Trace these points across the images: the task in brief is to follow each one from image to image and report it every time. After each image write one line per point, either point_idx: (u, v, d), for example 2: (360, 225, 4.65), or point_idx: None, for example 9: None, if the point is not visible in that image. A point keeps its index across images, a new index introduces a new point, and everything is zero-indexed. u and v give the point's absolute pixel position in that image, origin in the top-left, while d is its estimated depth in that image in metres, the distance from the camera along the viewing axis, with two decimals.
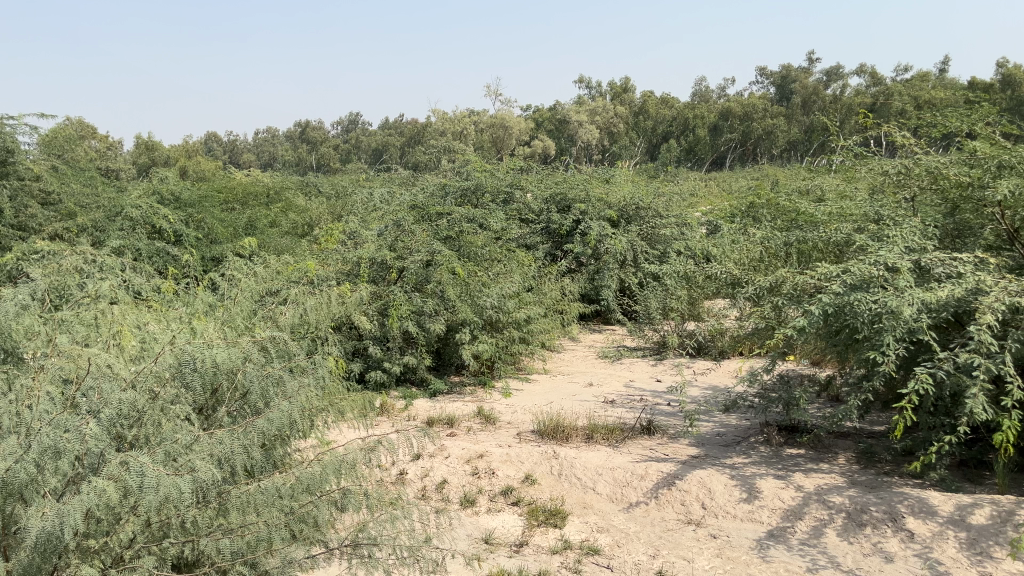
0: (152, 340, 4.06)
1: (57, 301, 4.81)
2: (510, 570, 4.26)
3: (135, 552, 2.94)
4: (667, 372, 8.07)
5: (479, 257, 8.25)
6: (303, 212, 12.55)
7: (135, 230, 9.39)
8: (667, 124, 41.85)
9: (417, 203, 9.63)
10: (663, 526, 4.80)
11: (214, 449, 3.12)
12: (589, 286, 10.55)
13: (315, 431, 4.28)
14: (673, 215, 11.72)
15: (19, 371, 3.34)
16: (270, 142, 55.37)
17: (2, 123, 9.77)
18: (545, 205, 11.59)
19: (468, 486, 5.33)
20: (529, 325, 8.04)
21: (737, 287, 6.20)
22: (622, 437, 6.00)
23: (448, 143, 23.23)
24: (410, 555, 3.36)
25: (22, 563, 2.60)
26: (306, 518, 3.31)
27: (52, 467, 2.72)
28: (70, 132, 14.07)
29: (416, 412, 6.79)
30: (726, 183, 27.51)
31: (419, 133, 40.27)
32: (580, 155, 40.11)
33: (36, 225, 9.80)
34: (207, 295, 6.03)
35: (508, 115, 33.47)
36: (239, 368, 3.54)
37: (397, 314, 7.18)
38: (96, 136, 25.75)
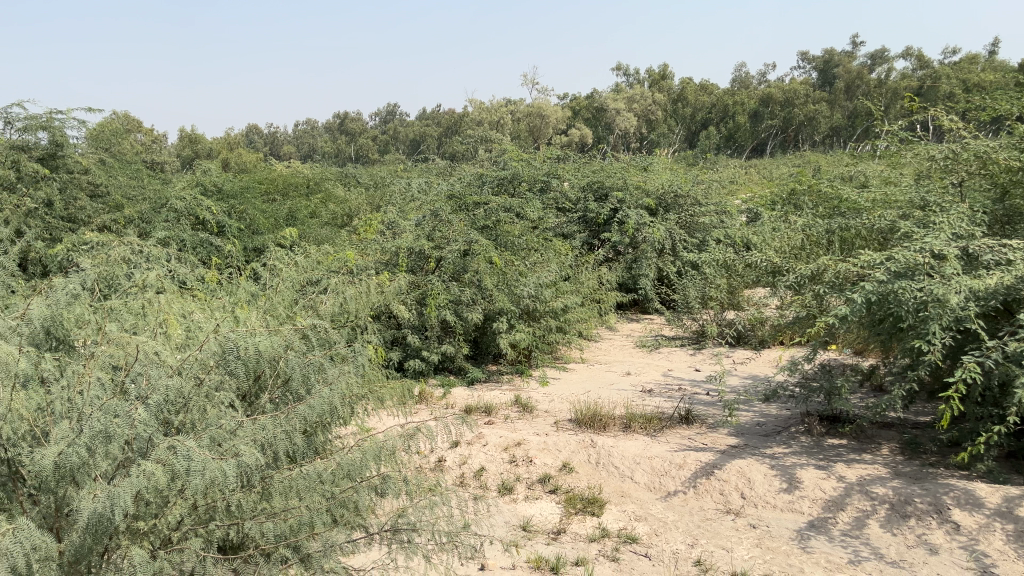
0: (196, 329, 4.14)
1: (105, 290, 4.93)
2: (548, 557, 4.29)
3: (183, 534, 3.03)
4: (707, 362, 8.00)
5: (516, 247, 8.27)
6: (343, 203, 12.69)
7: (179, 221, 9.64)
8: (707, 111, 41.31)
9: (454, 193, 9.66)
10: (702, 515, 4.78)
11: (258, 434, 3.19)
12: (626, 275, 10.51)
13: (355, 418, 4.36)
14: (713, 202, 11.58)
15: (71, 358, 3.44)
16: (309, 133, 56.02)
17: (50, 117, 9.94)
18: (582, 193, 11.54)
19: (506, 474, 5.37)
20: (566, 314, 8.04)
21: (778, 275, 6.12)
22: (660, 426, 5.97)
23: (484, 133, 23.26)
24: (449, 541, 3.42)
25: (74, 544, 2.70)
26: (347, 503, 3.35)
27: (102, 451, 2.82)
28: (116, 126, 14.37)
29: (454, 400, 6.84)
30: (767, 171, 27.21)
31: (457, 122, 40.35)
32: (618, 143, 39.88)
33: (85, 217, 9.94)
34: (250, 285, 6.13)
35: (545, 104, 33.35)
36: (281, 356, 3.62)
37: (435, 303, 7.24)
38: (142, 129, 26.26)
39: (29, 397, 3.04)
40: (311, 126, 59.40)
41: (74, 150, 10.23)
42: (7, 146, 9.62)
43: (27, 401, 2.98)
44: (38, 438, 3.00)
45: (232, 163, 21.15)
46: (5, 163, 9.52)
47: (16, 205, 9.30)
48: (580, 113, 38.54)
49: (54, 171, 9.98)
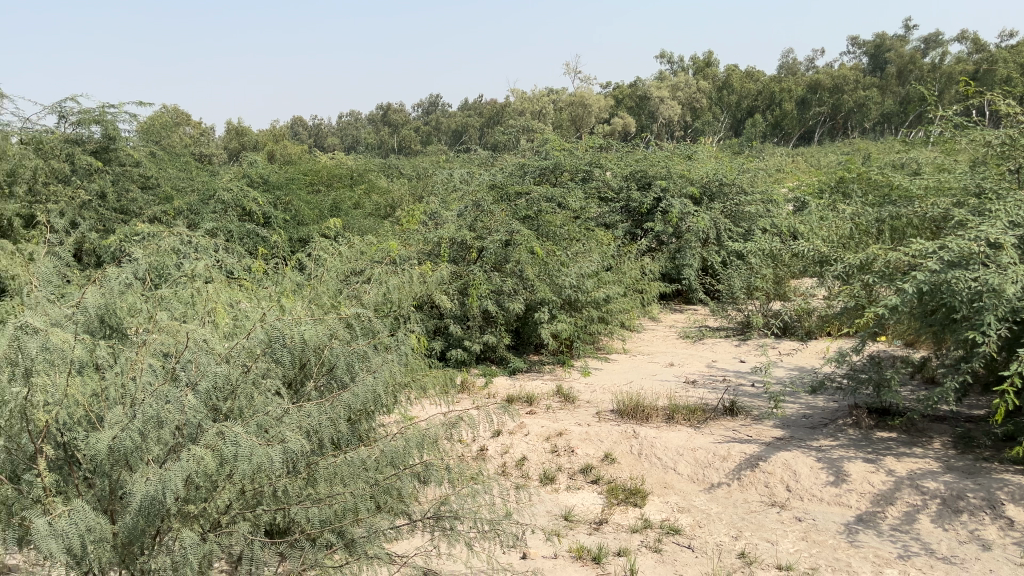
0: (244, 317, 4.21)
1: (156, 280, 5.05)
2: (590, 547, 4.28)
3: (231, 517, 3.11)
4: (752, 353, 7.89)
5: (558, 237, 8.25)
6: (385, 194, 12.78)
7: (227, 212, 9.85)
8: (753, 99, 40.59)
9: (496, 183, 9.65)
10: (746, 507, 4.73)
11: (303, 421, 3.23)
12: (670, 265, 10.41)
13: (399, 407, 4.40)
14: (758, 191, 11.40)
15: (124, 345, 3.53)
16: (353, 124, 56.49)
17: (103, 111, 10.19)
18: (624, 182, 11.43)
19: (548, 463, 5.38)
20: (608, 304, 7.99)
21: (825, 265, 6.01)
22: (704, 418, 5.91)
23: (526, 122, 23.17)
24: (491, 528, 3.44)
25: (127, 526, 2.80)
26: (390, 490, 3.40)
27: (154, 436, 2.89)
28: (166, 120, 14.68)
29: (496, 390, 6.87)
30: (815, 159, 26.69)
31: (499, 112, 40.34)
32: (661, 132, 39.48)
33: (136, 209, 10.22)
34: (295, 275, 6.22)
35: (588, 92, 33.09)
36: (326, 345, 3.67)
37: (477, 293, 7.27)
38: (192, 123, 26.74)
39: (84, 382, 3.12)
40: (355, 118, 59.92)
41: (125, 143, 10.47)
42: (61, 139, 9.88)
43: (83, 386, 3.08)
44: (93, 422, 3.09)
45: (277, 155, 21.39)
46: (60, 156, 9.84)
47: (70, 197, 9.62)
48: (623, 102, 38.20)
49: (106, 163, 10.23)
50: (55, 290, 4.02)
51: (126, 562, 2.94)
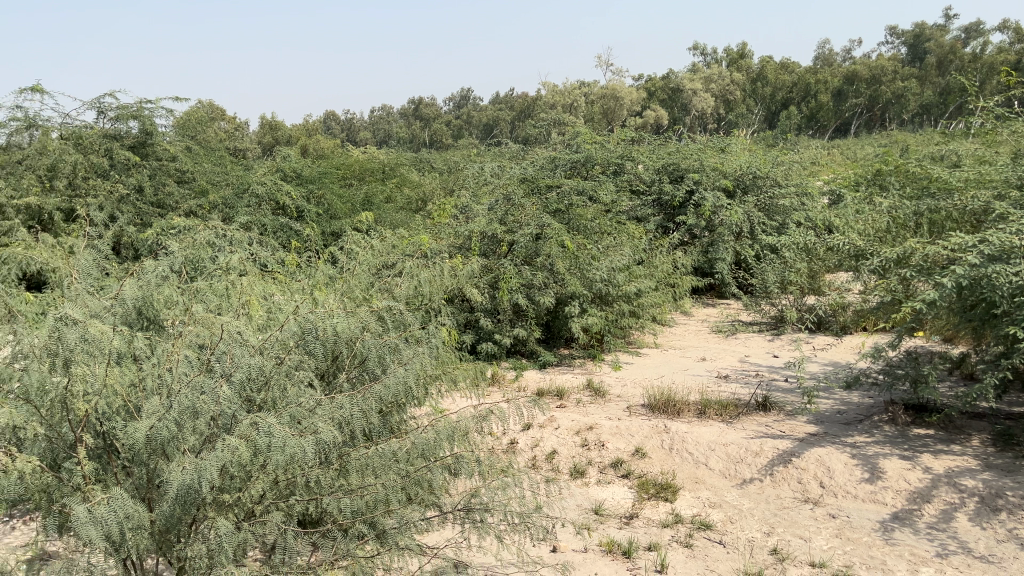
0: (277, 310, 4.26)
1: (192, 273, 5.12)
2: (620, 541, 4.28)
3: (265, 507, 3.14)
4: (785, 348, 7.81)
5: (589, 231, 8.23)
6: (417, 188, 12.83)
7: (261, 206, 9.98)
8: (787, 90, 40.03)
9: (527, 176, 9.64)
10: (779, 504, 4.68)
11: (336, 413, 3.26)
12: (702, 259, 10.32)
13: (429, 400, 4.43)
14: (793, 184, 11.25)
15: (161, 337, 3.59)
16: (385, 118, 56.74)
17: (141, 106, 10.34)
18: (656, 175, 11.33)
19: (578, 457, 5.38)
20: (640, 298, 7.95)
21: (861, 259, 5.91)
22: (736, 413, 5.85)
23: (557, 116, 23.10)
24: (521, 521, 3.46)
25: (164, 514, 2.87)
26: (421, 482, 3.41)
27: (190, 426, 2.94)
28: (202, 116, 14.86)
29: (527, 383, 6.88)
30: (850, 151, 26.26)
31: (530, 105, 40.26)
32: (693, 125, 39.12)
33: (173, 203, 10.26)
34: (327, 268, 6.28)
35: (620, 85, 32.86)
36: (357, 337, 3.70)
37: (507, 287, 7.28)
38: (227, 118, 27.05)
39: (123, 373, 3.19)
40: (386, 112, 60.21)
41: (162, 138, 10.63)
42: (100, 134, 10.07)
43: (121, 376, 3.13)
44: (131, 412, 3.15)
45: (310, 150, 21.53)
46: (99, 151, 10.04)
47: (109, 191, 9.81)
48: (655, 94, 37.87)
49: (144, 158, 10.40)
50: (95, 283, 4.10)
51: (162, 548, 3.04)
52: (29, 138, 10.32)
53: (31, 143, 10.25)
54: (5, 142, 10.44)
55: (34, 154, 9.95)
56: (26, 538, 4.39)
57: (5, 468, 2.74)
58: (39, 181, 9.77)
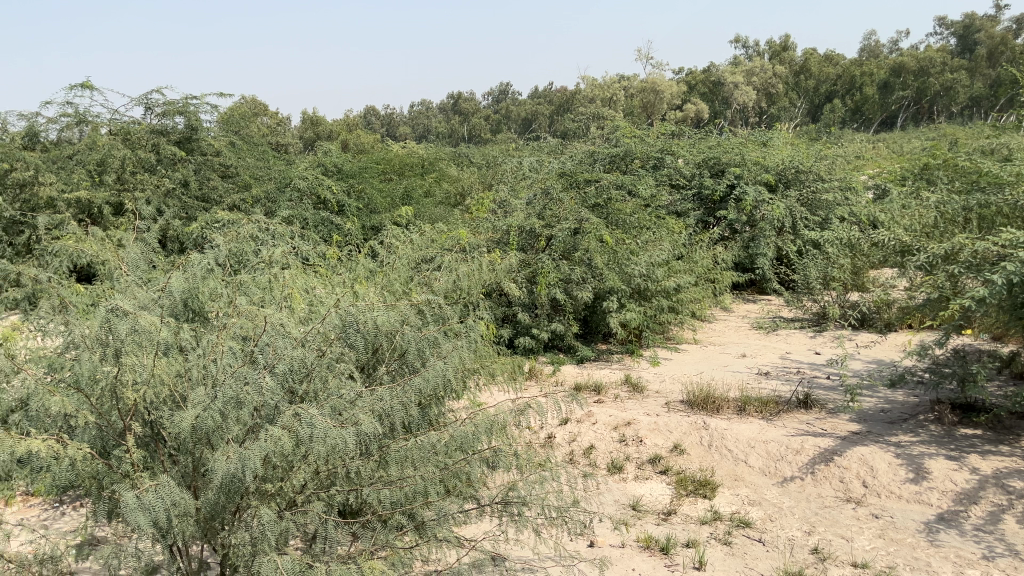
0: (319, 303, 4.32)
1: (236, 266, 5.20)
2: (658, 537, 4.26)
3: (306, 497, 3.18)
4: (828, 345, 7.69)
5: (627, 225, 8.19)
6: (456, 182, 12.87)
7: (302, 200, 10.14)
8: (832, 83, 39.24)
9: (566, 170, 9.61)
10: (820, 502, 4.62)
11: (376, 405, 3.29)
12: (743, 254, 10.20)
13: (468, 393, 4.46)
14: (836, 178, 11.05)
15: (206, 329, 3.67)
16: (424, 113, 57.00)
17: (186, 102, 10.53)
18: (697, 169, 11.22)
19: (616, 453, 5.36)
20: (679, 294, 7.89)
21: (907, 255, 5.81)
22: (777, 410, 5.78)
23: (598, 110, 22.95)
24: (559, 516, 3.48)
25: (209, 502, 2.94)
26: (459, 474, 3.44)
27: (234, 416, 2.99)
28: (246, 112, 15.08)
29: (564, 378, 6.88)
30: (897, 144, 25.71)
31: (569, 99, 40.10)
32: (734, 118, 38.61)
33: (217, 197, 10.48)
34: (368, 262, 6.34)
35: (660, 78, 32.50)
36: (397, 330, 3.75)
37: (545, 281, 7.29)
38: (269, 113, 27.40)
39: (169, 363, 3.25)
40: (426, 107, 60.45)
41: (206, 133, 10.82)
42: (147, 130, 10.29)
43: (168, 367, 3.20)
44: (177, 402, 3.22)
45: (350, 145, 21.66)
46: (146, 146, 10.26)
47: (156, 185, 10.01)
48: (695, 87, 37.44)
49: (189, 153, 10.59)
50: (143, 275, 4.20)
51: (207, 535, 3.12)
52: (79, 133, 10.58)
53: (81, 139, 10.52)
54: (57, 138, 10.71)
55: (84, 149, 10.21)
56: (77, 523, 4.52)
57: (58, 454, 2.82)
58: (88, 176, 10.01)
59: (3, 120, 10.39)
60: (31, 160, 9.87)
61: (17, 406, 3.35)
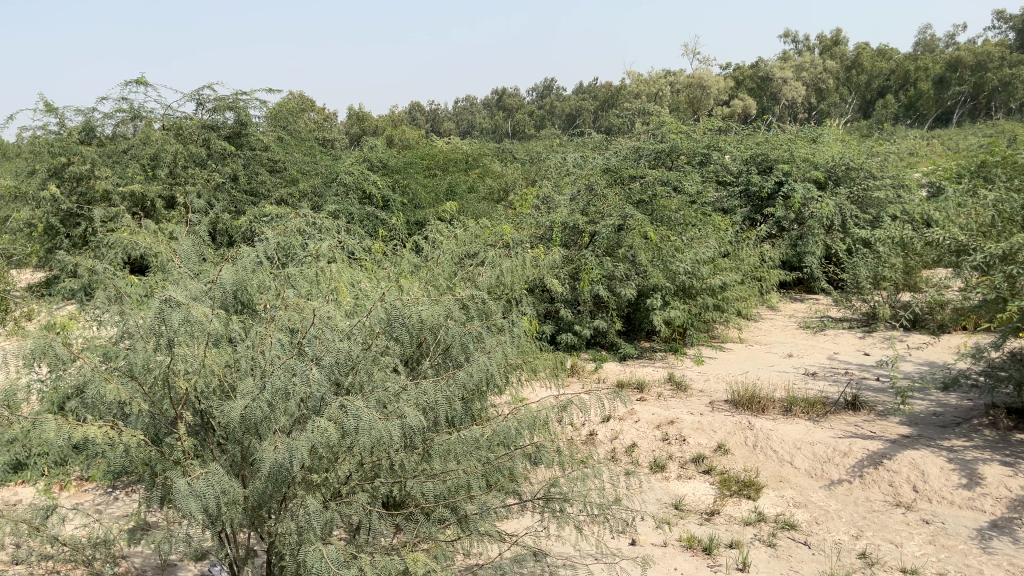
0: (365, 297, 4.36)
1: (284, 259, 5.27)
2: (701, 537, 4.22)
3: (351, 488, 3.22)
4: (877, 346, 7.54)
5: (672, 221, 8.12)
6: (499, 178, 12.85)
7: (348, 195, 10.25)
8: (885, 78, 38.37)
9: (610, 166, 9.57)
10: (869, 506, 4.53)
11: (420, 399, 3.31)
12: (790, 252, 10.05)
13: (511, 388, 4.48)
14: (888, 175, 10.79)
15: (255, 322, 3.73)
16: (469, 109, 57.08)
17: (236, 97, 10.70)
18: (744, 166, 11.06)
19: (659, 452, 5.32)
20: (724, 292, 7.78)
21: (963, 255, 5.66)
22: (824, 412, 5.68)
23: (644, 106, 22.72)
24: (601, 513, 3.47)
25: (257, 491, 2.99)
26: (502, 469, 3.45)
27: (282, 407, 3.04)
28: (294, 106, 15.32)
29: (606, 375, 6.86)
30: (952, 141, 25.07)
31: (614, 95, 39.89)
32: (783, 114, 37.96)
33: (265, 191, 10.55)
34: (412, 256, 6.38)
35: (707, 74, 32.02)
36: (441, 325, 3.78)
37: (588, 278, 7.27)
38: (317, 108, 27.72)
39: (219, 354, 3.31)
40: (471, 102, 60.62)
41: (256, 128, 10.98)
42: (198, 125, 10.47)
43: (218, 356, 3.26)
44: (226, 391, 3.28)
45: (396, 140, 21.81)
46: (197, 140, 10.46)
47: (207, 179, 10.24)
48: (743, 82, 36.91)
49: (238, 148, 10.74)
50: (195, 268, 4.28)
51: (255, 523, 3.18)
52: (134, 128, 10.85)
53: (135, 134, 10.78)
54: (111, 133, 10.96)
55: (139, 144, 10.48)
56: (130, 508, 4.65)
57: (112, 440, 2.90)
58: (142, 170, 10.30)
59: (61, 115, 10.70)
60: (88, 154, 10.16)
61: (73, 393, 3.45)
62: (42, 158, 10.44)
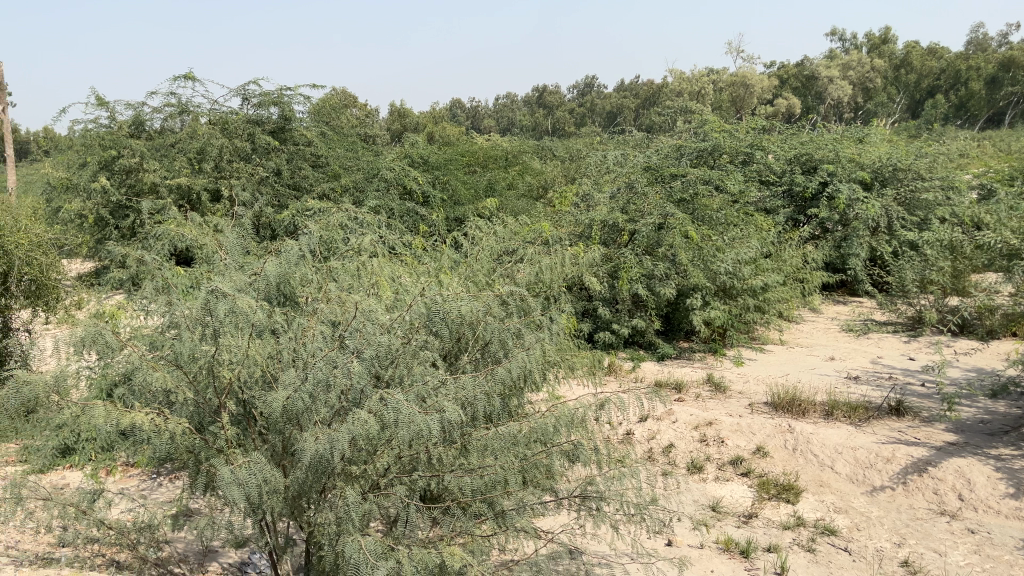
0: (405, 291, 4.40)
1: (326, 253, 5.33)
2: (739, 540, 4.17)
3: (389, 480, 3.23)
4: (923, 350, 7.38)
5: (714, 221, 8.04)
6: (539, 175, 12.82)
7: (389, 190, 10.34)
8: (935, 78, 37.48)
9: (651, 165, 9.51)
10: (912, 514, 4.44)
11: (459, 393, 3.32)
12: (834, 254, 9.90)
13: (548, 385, 4.49)
14: (938, 176, 10.56)
15: (297, 314, 3.78)
16: (509, 105, 56.98)
17: (280, 92, 10.83)
18: (788, 166, 10.88)
19: (696, 453, 5.28)
20: (766, 293, 7.69)
21: (1014, 259, 5.52)
22: (867, 417, 5.58)
23: (687, 105, 22.45)
24: (638, 513, 3.46)
25: (298, 480, 3.03)
26: (538, 466, 3.45)
27: (323, 398, 3.06)
28: (336, 102, 15.47)
29: (644, 374, 6.83)
30: (1004, 143, 24.48)
31: (655, 93, 39.57)
32: (828, 113, 37.28)
33: (308, 185, 10.69)
34: (452, 252, 6.40)
35: (751, 72, 31.58)
36: (481, 321, 3.80)
37: (627, 277, 7.23)
38: (359, 104, 27.92)
39: (263, 345, 3.36)
40: (510, 99, 60.57)
41: (299, 123, 11.10)
42: (244, 120, 10.64)
43: (262, 347, 3.31)
44: (269, 382, 3.32)
45: (436, 136, 21.89)
46: (242, 135, 10.62)
47: (251, 173, 10.39)
48: (788, 81, 36.32)
49: (282, 143, 10.89)
50: (241, 260, 4.35)
51: (295, 513, 3.23)
52: (181, 122, 11.04)
53: (182, 128, 10.98)
54: (159, 127, 11.17)
55: (185, 137, 10.69)
56: (173, 494, 4.75)
57: (159, 427, 2.95)
58: (189, 163, 10.51)
59: (112, 109, 10.93)
60: (137, 147, 10.41)
61: (120, 380, 3.52)
62: (93, 151, 10.70)
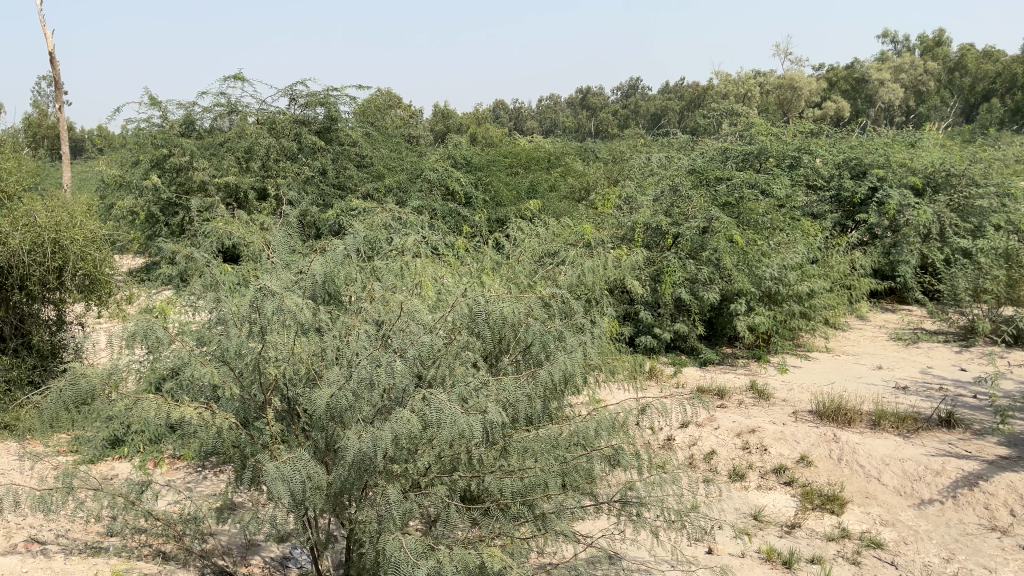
0: (449, 291, 4.42)
1: (370, 253, 5.38)
2: (781, 551, 4.11)
3: (430, 480, 3.24)
4: (975, 361, 7.19)
5: (760, 226, 7.94)
6: (582, 177, 12.77)
7: (432, 191, 10.39)
8: (990, 81, 36.48)
9: (696, 168, 9.40)
10: (962, 529, 4.33)
11: (501, 395, 3.33)
12: (883, 261, 9.73)
13: (589, 389, 4.47)
14: (993, 182, 10.28)
15: (342, 312, 3.82)
16: (552, 106, 56.86)
17: (326, 92, 10.95)
18: (836, 170, 10.69)
19: (738, 460, 5.22)
20: (812, 299, 7.57)
21: None
22: (915, 428, 5.45)
23: (733, 108, 22.16)
24: (679, 519, 3.42)
25: (341, 476, 3.05)
26: (578, 469, 3.42)
27: (366, 396, 3.08)
28: (381, 102, 15.56)
29: (685, 379, 6.76)
30: None
31: (701, 95, 39.15)
32: (878, 117, 36.51)
33: (353, 184, 10.79)
34: (494, 253, 6.43)
35: (799, 75, 31.08)
36: (524, 323, 3.81)
37: (670, 281, 7.17)
38: (403, 104, 28.12)
39: (307, 343, 3.39)
40: (554, 100, 60.50)
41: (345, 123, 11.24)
42: (291, 120, 10.81)
43: (307, 345, 3.35)
44: (313, 379, 3.35)
45: (480, 136, 21.94)
46: (289, 135, 10.79)
47: (297, 173, 10.55)
48: (837, 84, 35.69)
49: (328, 142, 11.04)
50: (287, 259, 4.41)
51: (337, 509, 3.26)
52: (230, 122, 11.25)
53: (231, 127, 11.19)
54: (208, 126, 11.38)
55: (234, 136, 10.90)
56: (218, 487, 4.83)
57: (207, 421, 3.01)
58: (237, 162, 10.71)
59: (164, 109, 11.19)
60: (187, 146, 10.66)
61: (170, 374, 3.59)
62: (146, 150, 10.98)
